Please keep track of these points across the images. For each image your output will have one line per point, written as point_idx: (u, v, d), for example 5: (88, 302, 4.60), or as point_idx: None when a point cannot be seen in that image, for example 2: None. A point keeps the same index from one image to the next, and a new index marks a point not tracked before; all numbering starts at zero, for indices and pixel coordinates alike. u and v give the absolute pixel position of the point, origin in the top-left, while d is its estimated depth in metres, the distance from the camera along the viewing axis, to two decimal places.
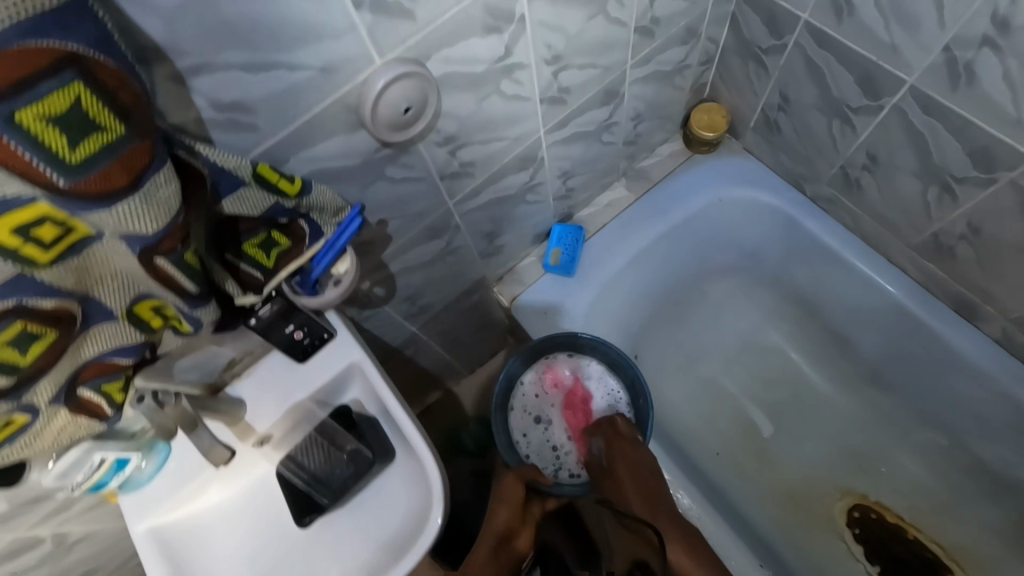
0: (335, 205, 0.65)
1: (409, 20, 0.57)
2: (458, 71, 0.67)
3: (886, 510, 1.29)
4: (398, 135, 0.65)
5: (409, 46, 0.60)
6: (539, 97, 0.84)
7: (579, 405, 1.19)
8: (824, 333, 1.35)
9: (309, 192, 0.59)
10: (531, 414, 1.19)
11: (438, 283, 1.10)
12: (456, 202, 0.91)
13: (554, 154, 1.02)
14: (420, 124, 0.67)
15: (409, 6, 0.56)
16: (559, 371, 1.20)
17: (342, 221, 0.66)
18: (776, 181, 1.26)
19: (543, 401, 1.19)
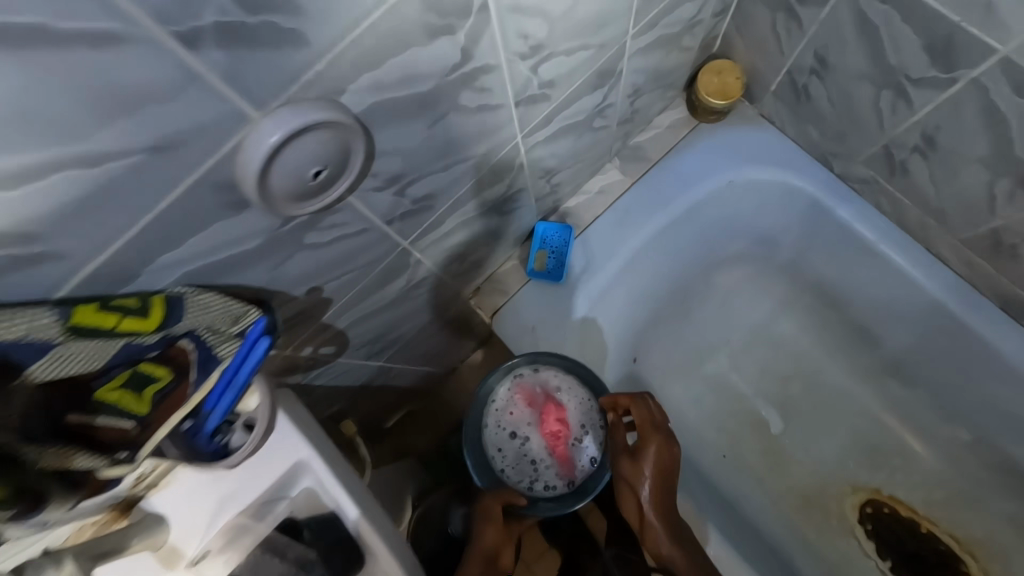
0: (230, 312, 0.46)
1: (301, 45, 0.35)
2: (396, 99, 0.45)
3: (899, 504, 1.22)
4: (306, 206, 0.44)
5: (308, 82, 0.38)
6: (514, 101, 0.62)
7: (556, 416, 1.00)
8: (847, 328, 1.23)
9: (173, 323, 0.40)
10: (501, 436, 1.01)
11: (406, 316, 0.91)
12: (412, 239, 0.70)
13: (536, 155, 0.81)
14: (341, 184, 0.46)
15: (296, 25, 0.34)
16: (526, 383, 1.01)
17: (246, 333, 0.47)
18: (801, 159, 1.07)
19: (512, 416, 1.01)
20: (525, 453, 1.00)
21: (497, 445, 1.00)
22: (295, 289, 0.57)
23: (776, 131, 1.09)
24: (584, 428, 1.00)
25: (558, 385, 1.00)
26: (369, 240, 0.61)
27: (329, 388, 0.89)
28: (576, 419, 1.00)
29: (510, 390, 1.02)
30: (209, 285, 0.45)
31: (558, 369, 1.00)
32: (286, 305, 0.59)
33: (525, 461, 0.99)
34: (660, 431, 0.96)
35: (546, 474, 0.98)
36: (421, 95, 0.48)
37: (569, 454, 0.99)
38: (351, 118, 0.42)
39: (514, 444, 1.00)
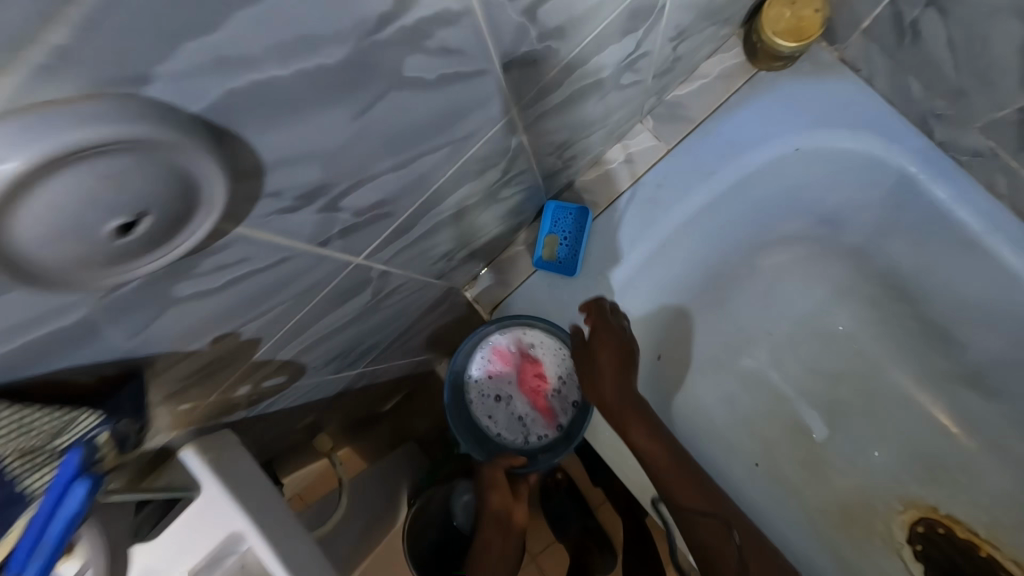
0: (49, 427, 0.32)
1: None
2: (281, 80, 0.27)
3: (956, 525, 1.05)
4: (115, 274, 0.27)
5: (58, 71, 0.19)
6: (503, 63, 0.42)
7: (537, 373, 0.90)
8: (915, 325, 1.03)
9: None
10: (485, 407, 0.91)
11: (382, 325, 0.75)
12: (369, 254, 0.52)
13: (542, 128, 0.60)
14: (192, 228, 0.28)
15: None
16: (495, 346, 0.89)
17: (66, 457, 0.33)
18: (891, 121, 0.83)
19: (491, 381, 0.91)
20: (514, 416, 0.91)
21: (484, 416, 0.91)
22: (188, 344, 0.41)
23: (861, 82, 0.84)
24: (564, 373, 0.89)
25: (529, 340, 0.87)
26: (297, 269, 0.44)
27: (289, 410, 0.75)
28: (554, 368, 0.89)
29: (482, 356, 0.90)
30: (29, 377, 0.31)
31: (523, 324, 0.86)
32: (181, 360, 0.43)
33: (515, 422, 0.91)
34: (617, 318, 0.82)
35: (541, 429, 0.90)
36: (330, 69, 0.29)
37: (557, 403, 0.90)
38: (172, 140, 0.23)
39: (501, 411, 0.91)
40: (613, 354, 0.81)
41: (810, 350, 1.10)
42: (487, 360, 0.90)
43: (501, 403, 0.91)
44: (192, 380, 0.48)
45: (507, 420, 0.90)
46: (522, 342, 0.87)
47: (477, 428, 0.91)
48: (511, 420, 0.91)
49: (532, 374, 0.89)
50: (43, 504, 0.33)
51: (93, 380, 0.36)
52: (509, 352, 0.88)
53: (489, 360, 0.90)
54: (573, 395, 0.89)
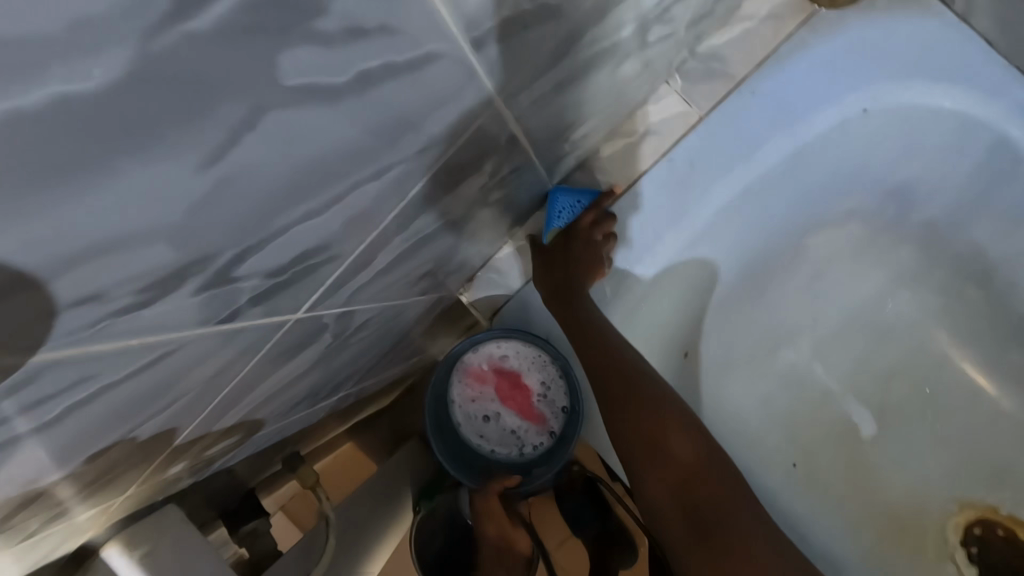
0: None
1: None
2: None
3: (1019, 527, 0.94)
4: None
5: None
6: (475, 38, 0.27)
7: (518, 386, 0.84)
8: (992, 310, 0.89)
9: None
10: (474, 426, 0.87)
11: (358, 353, 0.62)
12: (313, 305, 0.39)
13: (541, 113, 0.45)
14: None
15: None
16: (470, 366, 0.84)
17: None
18: (987, 69, 0.66)
19: (475, 401, 0.86)
20: (506, 430, 0.87)
21: (475, 436, 0.87)
22: (48, 472, 0.30)
23: (955, 19, 0.66)
24: (549, 377, 0.82)
25: (504, 352, 0.81)
26: (198, 353, 0.31)
27: (255, 453, 0.64)
28: (536, 375, 0.82)
29: (460, 379, 0.86)
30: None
31: (494, 336, 0.80)
32: (47, 486, 0.31)
33: (508, 435, 0.87)
34: (588, 224, 0.71)
35: (535, 439, 0.85)
36: (103, 101, 0.14)
37: (547, 408, 0.84)
38: None
39: (492, 428, 0.87)
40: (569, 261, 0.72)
41: (860, 337, 0.96)
42: (467, 382, 0.85)
43: (491, 419, 0.87)
44: (89, 488, 0.36)
45: (499, 437, 0.86)
46: (496, 355, 0.82)
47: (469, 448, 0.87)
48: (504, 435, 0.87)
49: (514, 386, 0.84)
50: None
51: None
52: (484, 369, 0.83)
53: (468, 382, 0.85)
54: (561, 399, 0.82)
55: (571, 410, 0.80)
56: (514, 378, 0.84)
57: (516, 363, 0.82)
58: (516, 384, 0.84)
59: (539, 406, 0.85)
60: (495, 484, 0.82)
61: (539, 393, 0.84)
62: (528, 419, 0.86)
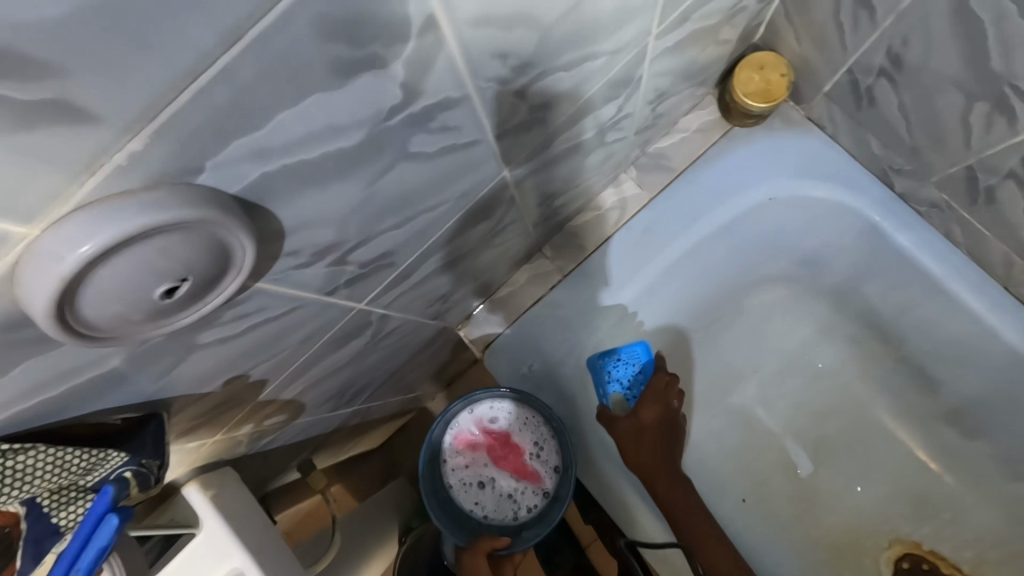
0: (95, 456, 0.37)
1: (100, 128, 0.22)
2: (297, 163, 0.31)
3: (941, 560, 1.07)
4: (185, 314, 0.32)
5: (151, 163, 0.24)
6: (496, 133, 0.47)
7: (509, 448, 0.92)
8: (894, 363, 1.08)
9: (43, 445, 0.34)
10: (468, 492, 0.91)
11: (381, 362, 0.78)
12: (372, 300, 0.56)
13: (532, 183, 0.65)
14: (226, 284, 0.32)
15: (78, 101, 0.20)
16: (463, 431, 0.93)
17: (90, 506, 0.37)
18: (857, 174, 0.90)
19: (468, 466, 0.92)
20: (499, 495, 0.91)
21: (469, 501, 0.91)
22: (204, 386, 0.45)
23: (828, 139, 0.91)
24: (541, 438, 0.90)
25: (494, 415, 0.92)
26: (307, 316, 0.47)
27: (287, 445, 0.77)
28: (529, 435, 0.91)
29: (453, 444, 0.93)
30: (60, 421, 0.35)
31: (487, 398, 0.93)
32: (193, 401, 0.46)
33: (501, 499, 0.91)
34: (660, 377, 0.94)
35: (529, 500, 0.90)
36: (346, 150, 0.33)
37: (539, 468, 0.90)
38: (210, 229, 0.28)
39: (485, 494, 0.91)
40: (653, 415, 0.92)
41: (793, 385, 1.14)
42: (461, 446, 0.93)
43: (485, 485, 0.92)
44: (202, 419, 0.51)
45: (492, 503, 0.90)
46: (487, 418, 0.93)
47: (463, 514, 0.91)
48: (498, 500, 0.91)
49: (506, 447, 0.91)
50: (72, 542, 0.37)
51: (118, 422, 0.40)
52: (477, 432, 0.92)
53: (461, 448, 0.93)
54: (552, 460, 0.90)
55: (564, 467, 0.88)
56: (504, 440, 0.92)
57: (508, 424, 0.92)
58: (505, 446, 0.92)
59: (529, 467, 0.91)
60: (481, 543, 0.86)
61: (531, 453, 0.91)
62: (520, 482, 0.91)
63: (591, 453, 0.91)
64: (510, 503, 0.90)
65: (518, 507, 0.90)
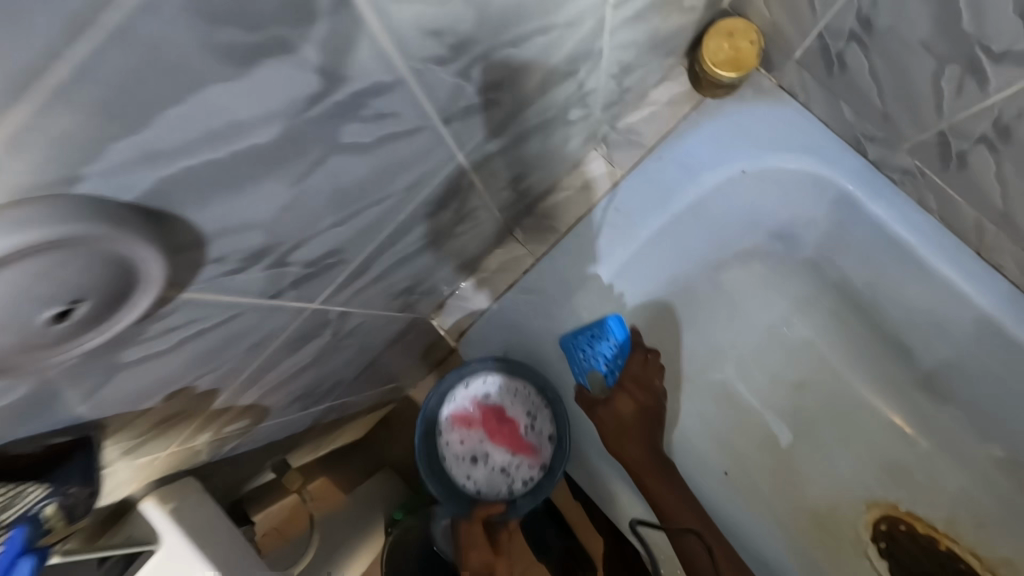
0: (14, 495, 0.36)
1: None
2: (202, 163, 0.28)
3: (916, 521, 1.09)
4: (90, 336, 0.29)
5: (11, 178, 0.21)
6: (442, 119, 0.43)
7: (504, 421, 0.90)
8: (869, 331, 1.08)
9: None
10: (462, 467, 0.90)
11: (349, 359, 0.76)
12: (326, 299, 0.53)
13: (492, 168, 0.62)
14: (134, 301, 0.29)
15: None
16: (457, 406, 0.91)
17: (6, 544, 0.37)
18: (829, 143, 0.88)
19: (462, 441, 0.90)
20: (494, 470, 0.89)
21: (463, 476, 0.89)
22: (141, 403, 0.42)
23: (800, 107, 0.89)
24: (535, 410, 0.89)
25: (488, 389, 0.90)
26: (251, 322, 0.45)
27: (255, 448, 0.75)
28: (523, 408, 0.89)
29: (447, 419, 0.91)
30: None
31: (481, 372, 0.91)
32: (133, 419, 0.43)
33: (496, 474, 0.89)
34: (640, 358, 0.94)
35: (524, 474, 0.88)
36: (262, 145, 0.30)
37: (534, 441, 0.89)
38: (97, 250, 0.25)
39: (480, 469, 0.90)
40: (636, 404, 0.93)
41: (771, 358, 1.14)
42: (455, 422, 0.91)
43: (479, 460, 0.90)
44: (149, 434, 0.48)
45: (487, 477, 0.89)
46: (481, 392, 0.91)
47: (458, 488, 0.90)
48: (493, 474, 0.89)
49: (500, 422, 0.90)
50: None
51: (41, 448, 0.37)
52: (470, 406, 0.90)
53: (455, 422, 0.91)
54: (547, 434, 0.89)
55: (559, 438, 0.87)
56: (498, 414, 0.90)
57: (503, 398, 0.89)
58: (500, 420, 0.90)
59: (524, 441, 0.89)
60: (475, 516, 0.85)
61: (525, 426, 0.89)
62: (515, 456, 0.89)
63: (578, 445, 0.91)
64: (505, 477, 0.88)
65: (513, 480, 0.89)
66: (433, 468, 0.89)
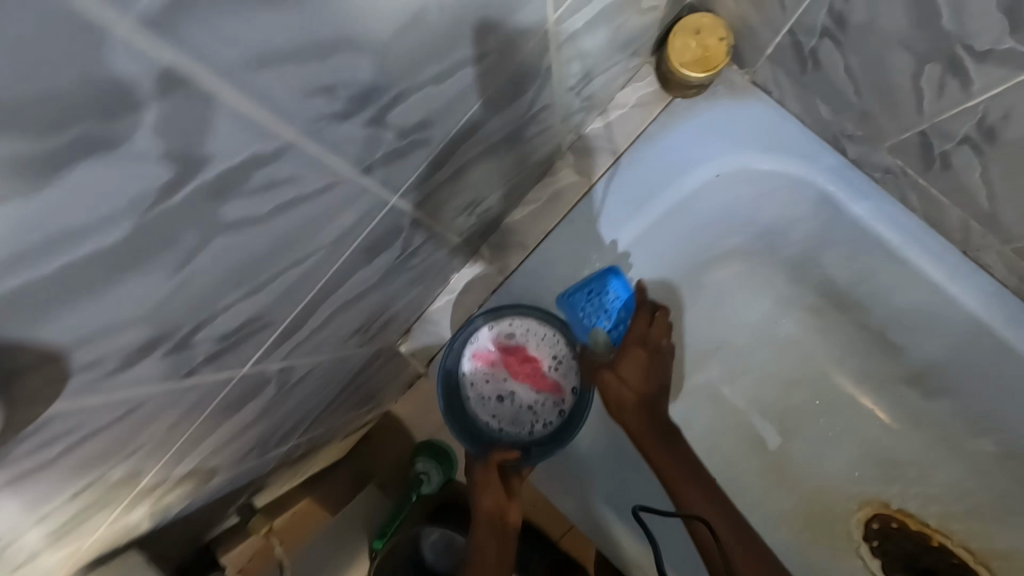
0: None
1: None
2: (26, 285, 0.23)
3: (909, 518, 1.07)
4: None
5: None
6: (359, 171, 0.38)
7: (530, 362, 0.84)
8: (856, 329, 1.04)
9: None
10: (486, 409, 0.84)
11: (307, 401, 0.72)
12: (257, 361, 0.49)
13: (439, 199, 0.57)
14: None
15: None
16: (479, 346, 0.83)
17: None
18: (807, 142, 0.83)
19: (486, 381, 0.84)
20: (518, 411, 0.84)
21: (486, 417, 0.84)
22: (37, 510, 0.37)
23: (775, 104, 0.84)
24: (560, 352, 0.84)
25: (513, 328, 0.83)
26: (160, 407, 0.40)
27: (211, 501, 0.71)
28: (547, 349, 0.83)
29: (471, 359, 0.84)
30: None
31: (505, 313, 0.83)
32: (33, 523, 0.39)
33: (521, 415, 0.84)
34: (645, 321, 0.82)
35: (550, 416, 0.83)
36: (112, 249, 0.25)
37: (560, 382, 0.84)
38: None
39: (503, 410, 0.84)
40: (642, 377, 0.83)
41: (757, 359, 1.10)
42: (478, 362, 0.84)
43: (503, 401, 0.84)
44: (63, 527, 0.44)
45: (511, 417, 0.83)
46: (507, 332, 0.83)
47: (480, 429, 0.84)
48: (517, 414, 0.84)
49: (525, 361, 0.83)
50: None
51: None
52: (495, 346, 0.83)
53: (479, 363, 0.84)
54: (571, 375, 0.83)
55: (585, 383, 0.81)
56: (524, 354, 0.84)
57: (528, 339, 0.83)
58: (525, 360, 0.83)
59: (550, 383, 0.84)
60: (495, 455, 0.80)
61: (549, 367, 0.84)
62: (541, 396, 0.84)
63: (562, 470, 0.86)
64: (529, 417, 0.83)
65: (537, 421, 0.84)
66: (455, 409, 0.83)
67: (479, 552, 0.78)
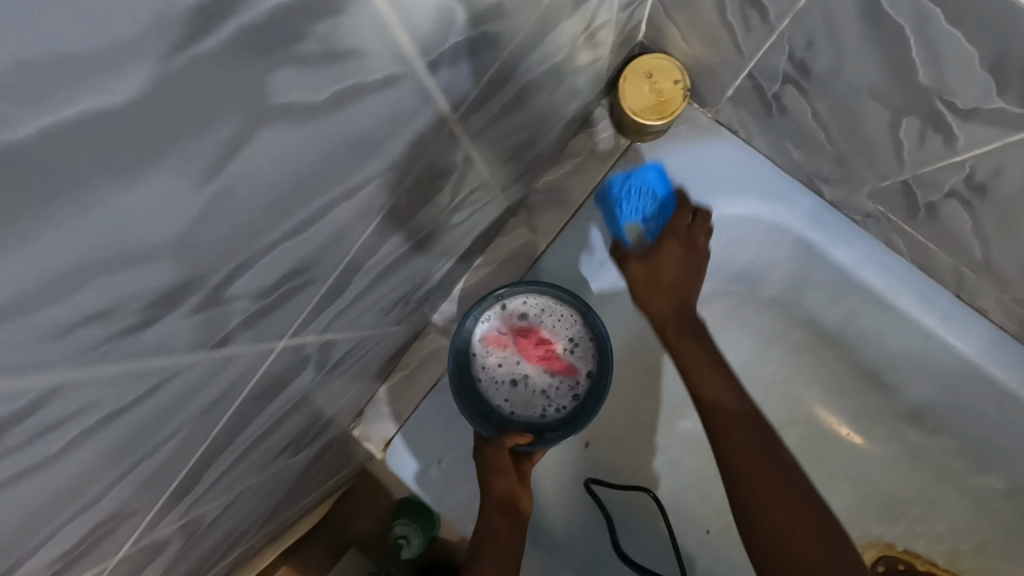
0: None
1: None
2: None
3: (916, 558, 0.93)
4: None
5: None
6: (210, 349, 0.31)
7: (544, 342, 0.73)
8: (843, 365, 0.92)
9: None
10: (498, 392, 0.73)
11: (245, 516, 0.65)
12: (137, 538, 0.41)
13: (357, 310, 0.50)
14: None
15: None
16: (492, 326, 0.73)
17: None
18: (782, 184, 0.76)
19: (497, 362, 0.73)
20: (532, 395, 0.73)
21: (497, 400, 0.72)
22: None
23: (742, 143, 0.77)
24: (577, 334, 0.74)
25: (529, 308, 0.74)
26: None
27: None
28: (564, 330, 0.74)
29: (482, 339, 0.73)
30: None
31: (521, 292, 0.74)
32: None
33: (533, 400, 0.73)
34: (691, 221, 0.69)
35: (565, 400, 0.72)
36: None
37: (577, 366, 0.74)
38: None
39: (516, 394, 0.73)
40: (684, 279, 0.68)
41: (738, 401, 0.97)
42: (490, 341, 0.73)
43: (516, 384, 0.73)
44: None
45: (524, 402, 0.72)
46: (522, 311, 0.74)
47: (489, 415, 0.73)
48: (529, 400, 0.73)
49: (541, 341, 0.73)
50: None
51: None
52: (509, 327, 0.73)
53: (491, 343, 0.73)
54: (589, 358, 0.73)
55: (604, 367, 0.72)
56: (538, 335, 0.74)
57: (544, 317, 0.74)
58: (541, 341, 0.73)
59: (565, 367, 0.73)
60: (507, 438, 0.68)
61: (566, 348, 0.74)
62: (555, 378, 0.73)
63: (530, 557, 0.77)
64: (544, 401, 0.72)
65: (551, 406, 0.73)
66: (465, 394, 0.72)
67: (489, 537, 0.68)
